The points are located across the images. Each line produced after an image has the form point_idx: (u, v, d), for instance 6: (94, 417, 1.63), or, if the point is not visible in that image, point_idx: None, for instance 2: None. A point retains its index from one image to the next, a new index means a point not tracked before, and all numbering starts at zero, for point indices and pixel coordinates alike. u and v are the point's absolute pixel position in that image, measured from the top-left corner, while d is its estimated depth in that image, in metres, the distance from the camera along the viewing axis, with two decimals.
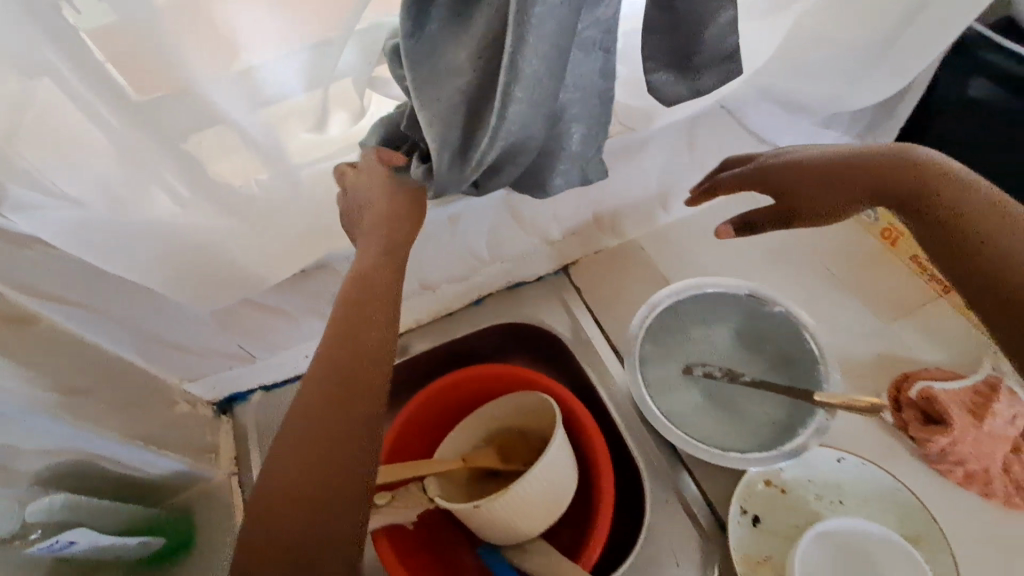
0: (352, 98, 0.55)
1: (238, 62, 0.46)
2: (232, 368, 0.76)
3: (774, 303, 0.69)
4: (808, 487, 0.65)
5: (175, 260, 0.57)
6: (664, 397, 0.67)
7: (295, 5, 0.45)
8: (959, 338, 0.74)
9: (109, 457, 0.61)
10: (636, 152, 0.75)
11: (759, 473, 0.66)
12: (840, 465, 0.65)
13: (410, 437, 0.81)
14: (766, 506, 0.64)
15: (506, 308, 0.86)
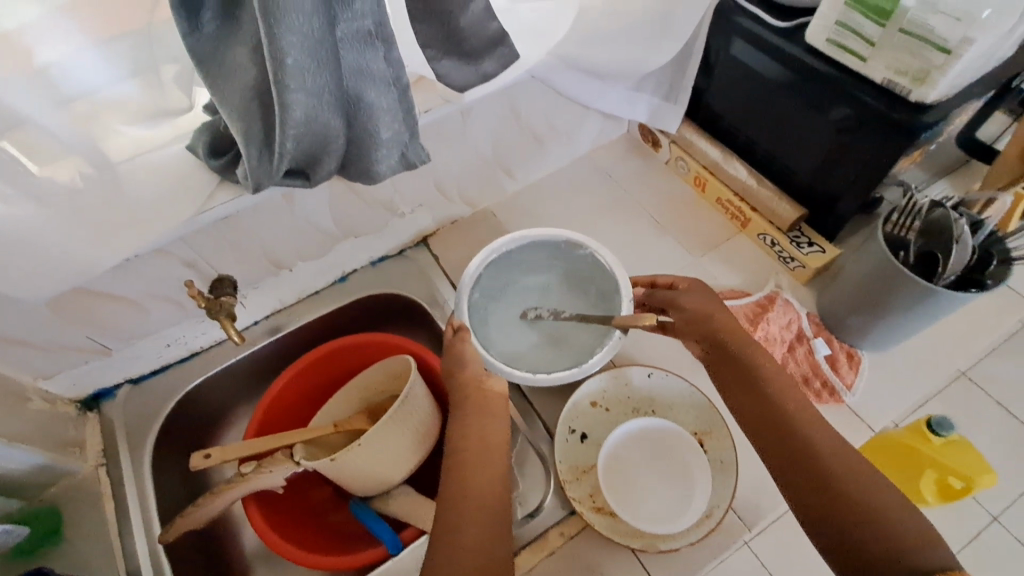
0: (178, 97, 0.62)
1: (33, 64, 0.51)
2: (89, 361, 0.78)
3: (585, 245, 0.77)
4: (626, 402, 0.74)
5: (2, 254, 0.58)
6: (496, 338, 0.77)
7: (93, 17, 0.52)
8: (752, 265, 0.86)
9: None
10: (466, 132, 0.84)
11: (585, 394, 0.74)
12: (651, 380, 0.74)
13: (283, 409, 0.85)
14: (592, 422, 0.73)
15: (370, 283, 0.93)
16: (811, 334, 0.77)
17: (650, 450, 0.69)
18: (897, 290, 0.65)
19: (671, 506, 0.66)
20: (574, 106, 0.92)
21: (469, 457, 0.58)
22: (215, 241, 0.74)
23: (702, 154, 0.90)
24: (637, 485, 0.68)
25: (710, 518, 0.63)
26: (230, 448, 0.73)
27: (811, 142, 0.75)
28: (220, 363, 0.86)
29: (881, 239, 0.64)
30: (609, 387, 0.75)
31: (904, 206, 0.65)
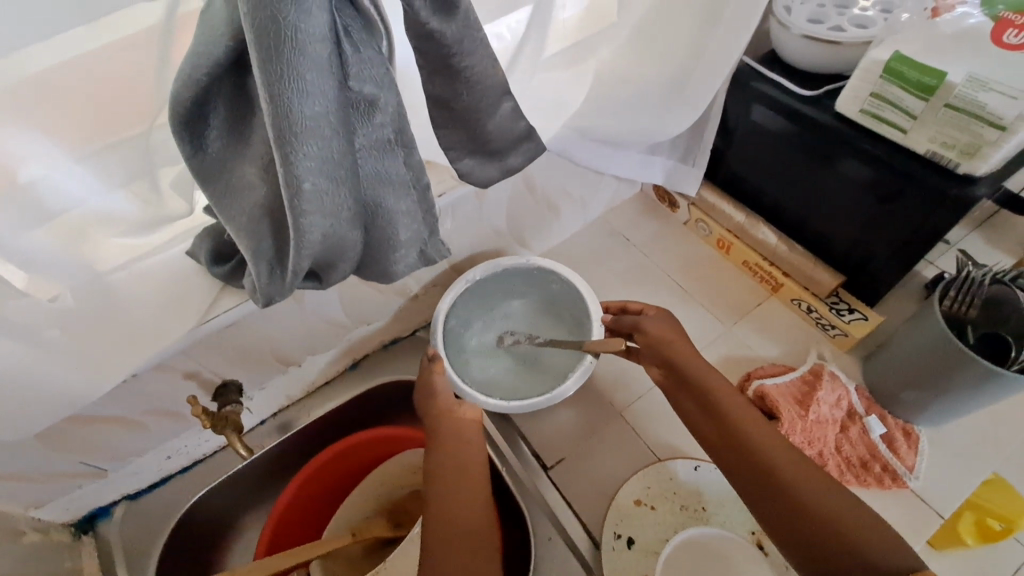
0: (179, 204, 0.57)
1: (13, 184, 0.45)
2: (83, 485, 0.71)
3: (558, 272, 0.78)
4: (673, 498, 0.68)
5: None
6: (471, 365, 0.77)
7: (81, 129, 0.46)
8: (787, 332, 0.82)
9: None
10: (480, 209, 0.81)
11: (629, 492, 0.69)
12: (698, 473, 0.69)
13: (296, 518, 0.78)
14: (640, 526, 0.67)
15: (385, 368, 0.88)
16: (862, 412, 0.72)
17: (710, 559, 0.64)
18: (960, 373, 0.60)
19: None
20: (588, 173, 0.89)
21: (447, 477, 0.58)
22: (220, 349, 0.69)
23: (725, 218, 0.87)
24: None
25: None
26: (242, 571, 0.67)
27: (846, 209, 0.72)
28: (226, 470, 0.80)
29: (939, 318, 0.60)
30: (653, 483, 0.69)
31: (961, 281, 0.61)
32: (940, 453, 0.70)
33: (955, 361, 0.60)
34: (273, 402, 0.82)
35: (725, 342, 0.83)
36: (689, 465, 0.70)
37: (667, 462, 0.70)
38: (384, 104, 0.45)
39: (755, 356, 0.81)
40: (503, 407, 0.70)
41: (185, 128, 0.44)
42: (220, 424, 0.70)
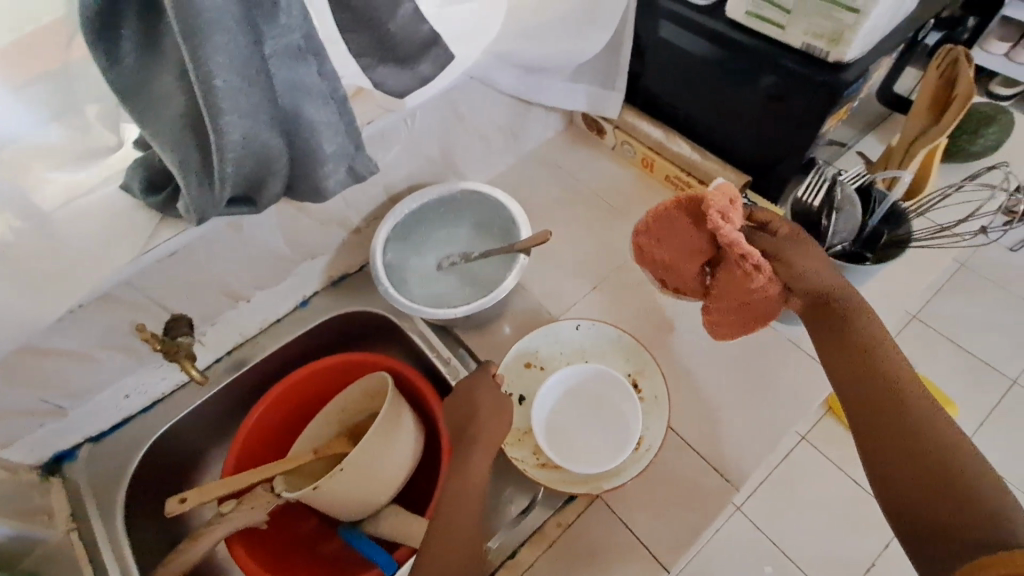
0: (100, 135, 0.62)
1: None
2: (44, 423, 0.73)
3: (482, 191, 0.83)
4: (561, 357, 0.81)
5: None
6: (416, 289, 0.82)
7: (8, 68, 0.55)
8: None
9: None
10: (413, 139, 0.84)
11: (520, 357, 0.81)
12: (579, 332, 0.81)
13: (259, 442, 0.82)
14: (528, 386, 0.80)
15: (336, 302, 0.91)
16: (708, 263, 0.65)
17: (578, 398, 0.78)
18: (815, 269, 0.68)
19: (608, 451, 0.73)
20: (515, 102, 0.93)
21: (475, 449, 0.66)
22: (164, 280, 0.71)
23: (646, 136, 0.93)
24: (573, 434, 0.75)
25: (644, 452, 0.71)
26: (212, 487, 0.71)
27: (744, 111, 0.78)
28: (187, 406, 0.83)
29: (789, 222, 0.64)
30: (541, 348, 0.81)
31: (817, 176, 0.65)
32: None
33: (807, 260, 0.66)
34: (228, 340, 0.85)
35: None
36: (572, 326, 0.82)
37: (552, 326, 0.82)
38: (286, 7, 0.49)
39: None
40: (449, 315, 0.76)
41: (98, 34, 0.47)
42: (172, 351, 0.72)
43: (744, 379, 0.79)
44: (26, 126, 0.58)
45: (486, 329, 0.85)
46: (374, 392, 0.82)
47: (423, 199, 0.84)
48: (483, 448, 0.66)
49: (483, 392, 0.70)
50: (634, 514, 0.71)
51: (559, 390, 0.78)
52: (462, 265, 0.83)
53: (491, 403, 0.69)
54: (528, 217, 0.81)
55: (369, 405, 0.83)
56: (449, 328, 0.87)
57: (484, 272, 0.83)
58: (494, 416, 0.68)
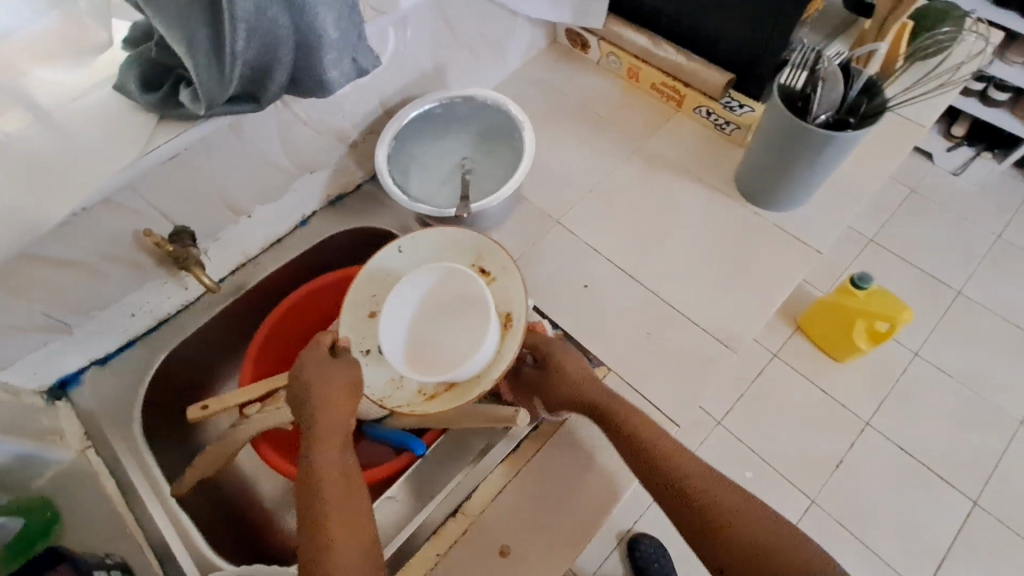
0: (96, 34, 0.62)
1: None
2: (48, 342, 0.71)
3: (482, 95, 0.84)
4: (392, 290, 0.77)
5: None
6: (420, 194, 0.83)
7: None
8: (693, 138, 0.93)
9: None
10: (405, 47, 0.83)
11: (359, 308, 0.76)
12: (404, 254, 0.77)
13: (273, 355, 0.84)
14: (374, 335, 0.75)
15: (335, 221, 0.91)
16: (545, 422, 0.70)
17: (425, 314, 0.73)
18: (801, 146, 0.72)
19: (473, 336, 0.70)
20: (501, 13, 0.93)
21: (333, 426, 0.60)
22: (165, 184, 0.69)
23: (631, 44, 0.95)
24: (435, 341, 0.72)
25: (515, 327, 0.71)
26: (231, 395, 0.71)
27: (729, 7, 0.81)
28: (193, 326, 0.82)
29: (778, 102, 0.70)
30: (377, 290, 0.76)
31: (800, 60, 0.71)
32: (815, 208, 0.85)
33: (792, 132, 0.70)
34: (228, 260, 0.84)
35: (643, 154, 0.93)
36: (392, 251, 0.77)
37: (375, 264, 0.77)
38: None
39: (668, 164, 0.92)
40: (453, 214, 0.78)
41: None
42: (182, 258, 0.73)
43: (736, 263, 0.83)
44: (29, 17, 0.58)
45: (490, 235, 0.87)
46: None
47: (425, 105, 0.85)
48: (338, 431, 0.60)
49: (327, 367, 0.62)
50: (648, 382, 0.75)
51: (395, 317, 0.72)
52: (469, 172, 0.85)
53: (338, 372, 0.62)
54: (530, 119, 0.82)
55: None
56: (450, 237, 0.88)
57: (489, 179, 0.84)
58: (343, 389, 0.62)
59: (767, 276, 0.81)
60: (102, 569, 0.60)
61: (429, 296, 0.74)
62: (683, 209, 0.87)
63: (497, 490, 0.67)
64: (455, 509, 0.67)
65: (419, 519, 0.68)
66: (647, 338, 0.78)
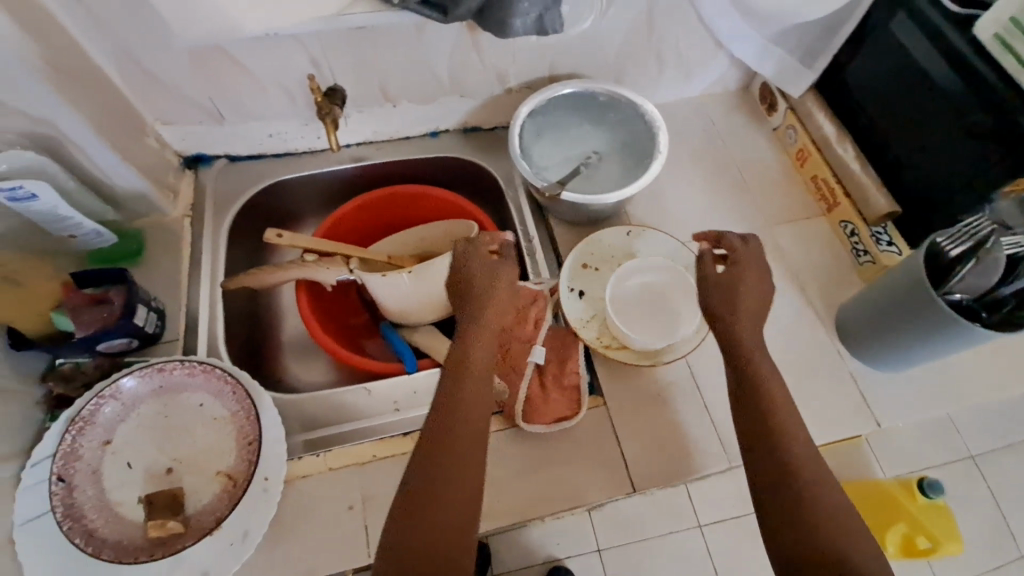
0: None
1: None
2: (204, 122, 0.84)
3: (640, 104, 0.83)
4: (610, 260, 0.82)
5: None
6: (535, 163, 0.86)
7: None
8: (822, 247, 0.87)
9: (107, 176, 0.74)
10: (600, 29, 0.85)
11: (578, 258, 0.82)
12: (626, 237, 0.83)
13: (350, 225, 0.93)
14: (588, 284, 0.81)
15: (459, 147, 0.97)
16: (519, 419, 0.70)
17: (648, 294, 0.79)
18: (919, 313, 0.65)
19: (667, 324, 0.76)
20: (707, 39, 0.91)
21: (476, 361, 0.62)
22: (344, 46, 0.78)
23: (816, 128, 0.89)
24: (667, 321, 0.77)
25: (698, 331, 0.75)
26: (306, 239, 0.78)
27: (937, 140, 0.73)
28: (308, 170, 0.93)
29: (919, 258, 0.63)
30: (596, 251, 0.82)
31: (971, 226, 0.63)
32: (902, 381, 0.76)
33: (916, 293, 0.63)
34: (360, 133, 0.93)
35: (763, 234, 0.88)
36: (623, 233, 0.84)
37: (605, 234, 0.84)
38: None
39: (782, 257, 0.86)
40: (550, 193, 0.80)
41: None
42: (323, 113, 0.80)
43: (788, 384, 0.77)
44: None
45: (577, 230, 0.89)
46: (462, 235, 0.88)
47: (592, 85, 0.85)
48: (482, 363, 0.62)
49: (496, 291, 0.67)
50: (628, 432, 0.73)
51: (627, 284, 0.79)
52: (590, 166, 0.86)
53: (485, 289, 0.68)
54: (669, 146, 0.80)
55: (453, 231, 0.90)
56: (542, 213, 0.91)
57: (602, 183, 0.85)
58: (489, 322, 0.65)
59: (812, 415, 0.75)
60: (144, 304, 0.70)
61: (651, 287, 0.79)
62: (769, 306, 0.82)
63: None
64: (410, 432, 0.71)
65: (377, 421, 0.73)
66: (655, 398, 0.75)
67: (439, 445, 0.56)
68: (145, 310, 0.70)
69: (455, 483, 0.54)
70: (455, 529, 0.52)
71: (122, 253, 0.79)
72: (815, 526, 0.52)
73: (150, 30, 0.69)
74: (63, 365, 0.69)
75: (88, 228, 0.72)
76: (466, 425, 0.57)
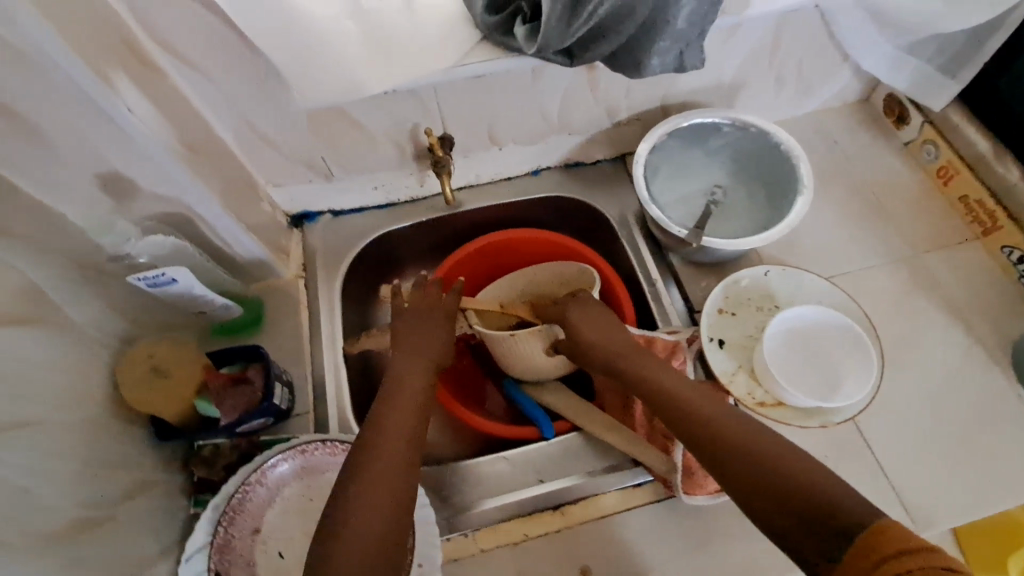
0: None
1: None
2: (311, 180, 0.82)
3: (773, 134, 0.77)
4: (749, 304, 0.77)
5: (274, 42, 0.58)
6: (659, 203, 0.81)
7: None
8: (982, 276, 0.79)
9: (237, 246, 0.73)
10: (721, 53, 0.79)
11: (713, 303, 0.76)
12: (765, 278, 0.78)
13: (460, 275, 0.89)
14: (728, 332, 0.76)
15: (564, 185, 0.92)
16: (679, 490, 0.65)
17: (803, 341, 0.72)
18: None
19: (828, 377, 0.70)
20: (833, 55, 0.84)
21: (410, 381, 0.62)
22: (459, 97, 0.74)
23: (966, 143, 0.81)
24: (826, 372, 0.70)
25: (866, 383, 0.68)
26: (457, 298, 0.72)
27: None
28: (413, 220, 0.90)
29: None
30: (733, 295, 0.77)
31: None
32: None
33: None
34: (464, 178, 0.89)
35: (914, 264, 0.80)
36: (760, 273, 0.78)
37: (740, 275, 0.78)
38: None
39: (938, 288, 0.78)
40: (686, 238, 0.74)
41: None
42: (441, 165, 0.79)
43: (968, 435, 0.70)
44: None
45: (703, 269, 0.83)
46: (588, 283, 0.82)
47: (718, 116, 0.78)
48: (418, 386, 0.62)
49: (425, 313, 0.70)
50: None
51: (778, 331, 0.72)
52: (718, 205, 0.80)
53: (441, 319, 0.70)
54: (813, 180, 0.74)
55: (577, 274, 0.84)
56: (663, 253, 0.85)
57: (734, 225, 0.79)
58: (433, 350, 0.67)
59: (1001, 469, 0.68)
60: (278, 380, 0.69)
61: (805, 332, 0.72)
62: (932, 346, 0.75)
63: (603, 513, 0.67)
64: (557, 505, 0.68)
65: (523, 495, 0.69)
66: (821, 459, 0.68)
67: (369, 442, 0.54)
68: (279, 386, 0.68)
69: (362, 480, 0.50)
70: (367, 529, 0.48)
71: (245, 321, 0.77)
72: (782, 474, 0.44)
73: (271, 98, 0.66)
74: (203, 449, 0.67)
75: (217, 303, 0.71)
76: (377, 433, 0.56)
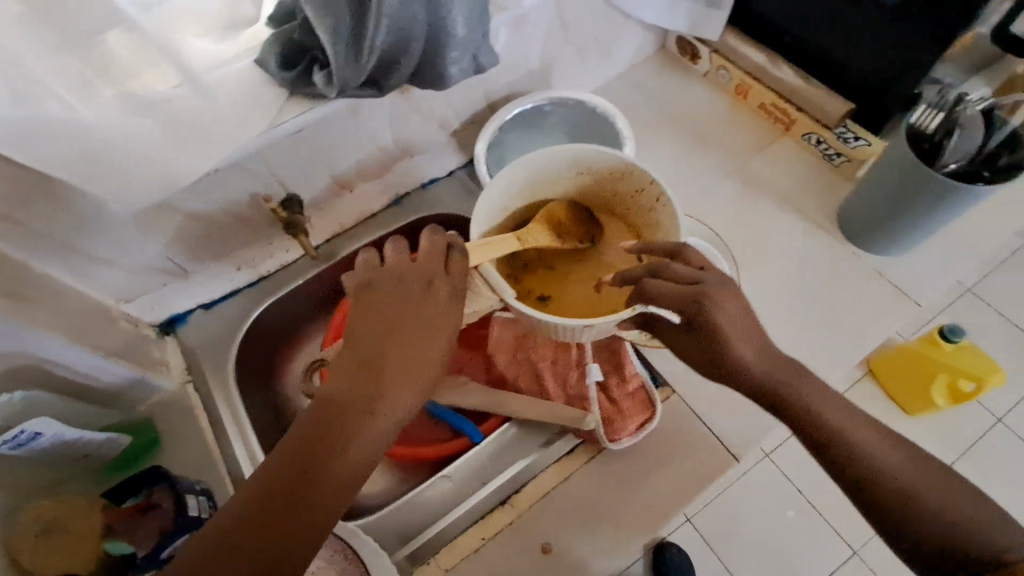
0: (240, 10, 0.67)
1: None
2: (166, 283, 0.78)
3: (588, 101, 0.84)
4: None
5: (63, 163, 0.56)
6: None
7: None
8: (797, 165, 0.89)
9: (93, 377, 0.69)
10: (519, 44, 0.85)
11: None
12: None
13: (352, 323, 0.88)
14: None
15: (425, 203, 0.94)
16: (605, 441, 0.70)
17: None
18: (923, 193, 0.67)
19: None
20: (616, 17, 0.92)
21: (394, 389, 0.49)
22: (286, 156, 0.74)
23: (746, 60, 0.92)
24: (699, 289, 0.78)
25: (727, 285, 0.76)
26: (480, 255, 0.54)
27: (864, 33, 0.76)
28: (290, 285, 0.88)
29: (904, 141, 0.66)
30: None
31: (935, 102, 0.66)
32: (918, 255, 0.80)
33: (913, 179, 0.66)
34: (326, 229, 0.89)
35: (741, 173, 0.90)
36: None
37: None
38: None
39: (767, 187, 0.89)
40: None
41: None
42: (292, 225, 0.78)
43: (826, 301, 0.79)
44: None
45: None
46: (640, 223, 0.61)
47: (535, 100, 0.85)
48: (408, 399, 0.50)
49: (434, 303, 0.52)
50: (705, 409, 0.74)
51: None
52: None
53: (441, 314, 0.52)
54: (627, 128, 0.82)
55: (620, 198, 0.62)
56: None
57: None
58: (416, 356, 0.51)
59: (859, 319, 0.78)
60: (191, 493, 0.66)
61: None
62: (777, 237, 0.84)
63: (548, 489, 0.69)
64: (506, 499, 0.70)
65: (471, 502, 0.70)
66: None
67: (287, 470, 0.46)
68: (194, 497, 0.66)
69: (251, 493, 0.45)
70: (279, 539, 0.44)
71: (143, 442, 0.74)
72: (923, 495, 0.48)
73: (85, 216, 0.63)
74: None
75: (100, 440, 0.67)
76: (292, 450, 0.47)
